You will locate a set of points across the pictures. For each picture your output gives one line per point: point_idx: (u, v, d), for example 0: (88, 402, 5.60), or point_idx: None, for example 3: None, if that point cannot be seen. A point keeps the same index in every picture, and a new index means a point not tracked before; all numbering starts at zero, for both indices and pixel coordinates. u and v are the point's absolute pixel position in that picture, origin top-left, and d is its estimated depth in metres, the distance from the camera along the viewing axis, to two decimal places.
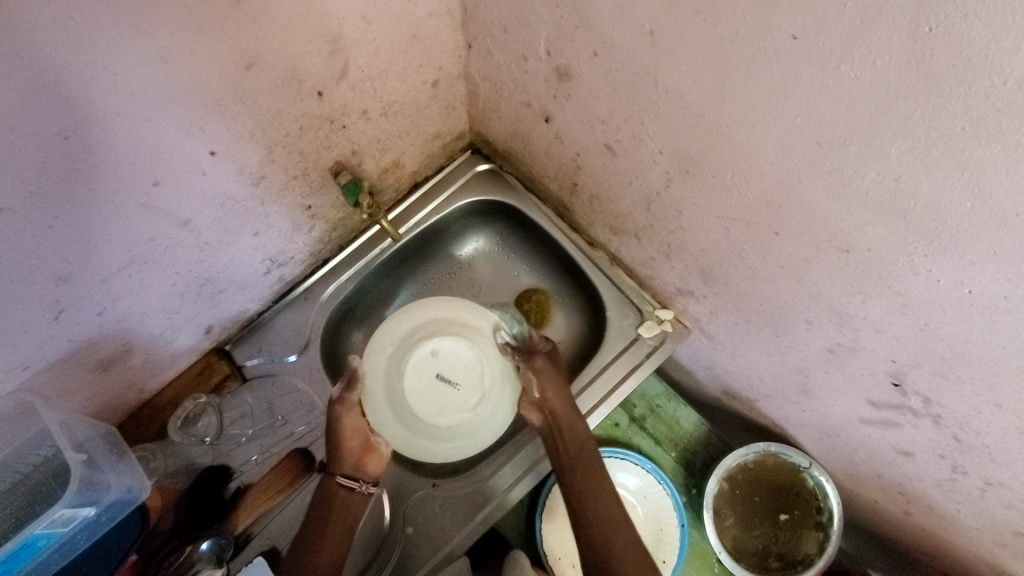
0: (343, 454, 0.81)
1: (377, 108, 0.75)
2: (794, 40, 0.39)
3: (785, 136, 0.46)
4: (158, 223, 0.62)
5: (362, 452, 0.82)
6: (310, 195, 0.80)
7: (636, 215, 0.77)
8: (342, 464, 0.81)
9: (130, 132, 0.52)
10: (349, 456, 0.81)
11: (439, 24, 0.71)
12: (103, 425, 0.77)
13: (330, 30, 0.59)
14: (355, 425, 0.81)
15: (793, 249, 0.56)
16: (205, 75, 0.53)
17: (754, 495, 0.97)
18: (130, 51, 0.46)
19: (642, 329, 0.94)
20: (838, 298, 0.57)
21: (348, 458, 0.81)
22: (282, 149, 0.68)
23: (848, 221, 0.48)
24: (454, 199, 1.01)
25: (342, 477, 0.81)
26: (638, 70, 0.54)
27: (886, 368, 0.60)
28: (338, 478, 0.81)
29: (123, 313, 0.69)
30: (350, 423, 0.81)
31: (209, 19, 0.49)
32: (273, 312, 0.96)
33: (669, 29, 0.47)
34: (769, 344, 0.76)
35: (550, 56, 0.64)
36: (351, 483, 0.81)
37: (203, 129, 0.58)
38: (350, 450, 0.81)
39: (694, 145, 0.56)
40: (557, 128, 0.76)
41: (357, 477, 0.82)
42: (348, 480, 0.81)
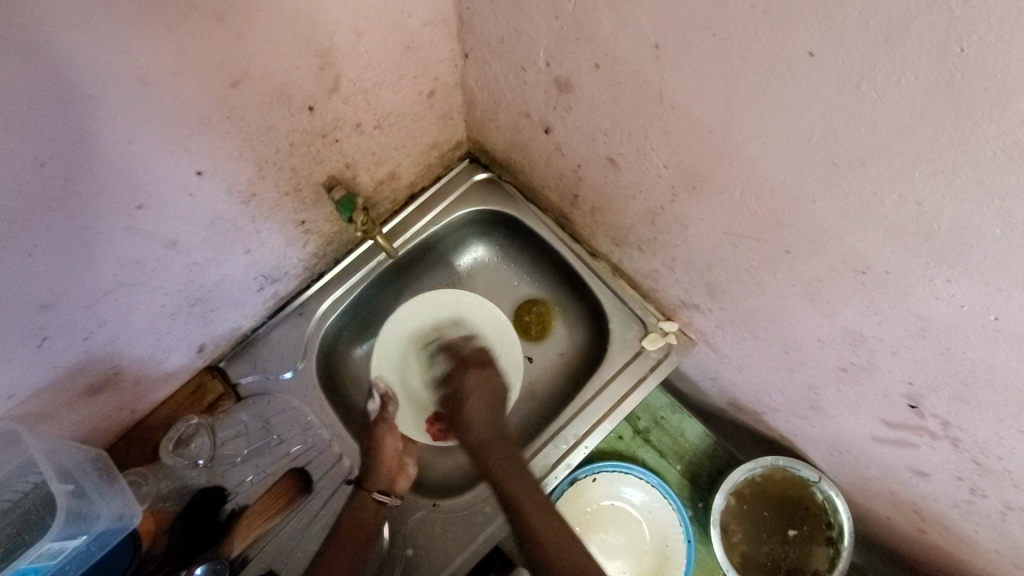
0: (379, 466, 0.86)
1: (371, 120, 0.72)
2: (811, 57, 0.37)
3: (799, 155, 0.44)
4: (144, 245, 0.60)
5: (396, 470, 0.87)
6: (304, 211, 0.77)
7: (639, 228, 0.75)
8: (376, 477, 0.85)
9: (112, 156, 0.49)
10: (385, 467, 0.86)
11: (434, 35, 0.68)
12: (94, 450, 0.77)
13: (320, 44, 0.57)
14: (395, 443, 0.89)
15: (806, 268, 0.54)
16: (189, 94, 0.50)
17: (763, 509, 0.95)
18: (106, 74, 0.43)
19: (646, 341, 0.92)
20: (853, 318, 0.55)
21: (382, 471, 0.86)
22: (273, 166, 0.66)
23: (865, 243, 0.46)
24: (452, 210, 0.99)
25: (377, 492, 0.84)
26: (643, 84, 0.52)
27: (902, 390, 0.58)
28: (372, 494, 0.84)
29: (111, 336, 0.67)
30: (389, 442, 0.89)
31: (191, 37, 0.46)
32: (267, 327, 0.93)
33: (676, 43, 0.45)
34: (778, 360, 0.74)
35: (550, 67, 0.62)
36: (383, 496, 0.84)
37: (189, 150, 0.55)
38: (386, 463, 0.87)
39: (702, 161, 0.54)
40: (557, 139, 0.73)
41: (390, 492, 0.85)
42: (383, 495, 0.84)
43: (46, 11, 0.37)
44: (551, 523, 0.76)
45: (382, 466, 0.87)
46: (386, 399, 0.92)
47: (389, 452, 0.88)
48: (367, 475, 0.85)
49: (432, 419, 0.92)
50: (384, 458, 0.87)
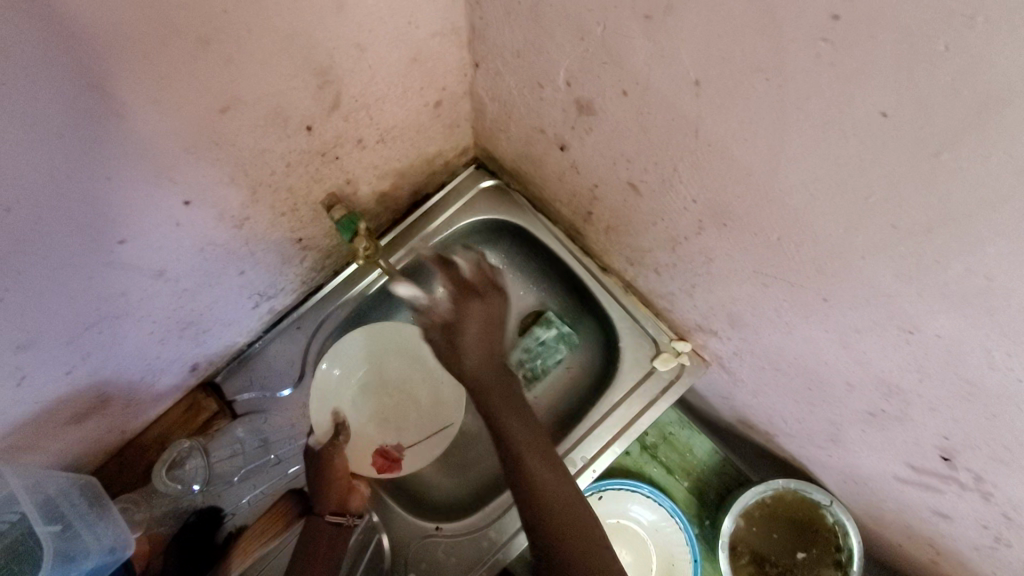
0: (329, 492, 0.83)
1: (373, 135, 0.67)
2: (885, 117, 0.32)
3: (853, 213, 0.40)
4: (128, 278, 0.55)
5: (346, 491, 0.84)
6: (301, 229, 0.73)
7: (658, 252, 0.71)
8: (328, 501, 0.82)
9: (88, 193, 0.44)
10: (336, 491, 0.83)
11: (444, 44, 0.63)
12: (82, 476, 0.74)
13: (319, 63, 0.51)
14: (343, 462, 0.84)
15: (844, 318, 0.50)
16: (172, 123, 0.45)
17: (772, 532, 0.93)
18: (76, 111, 0.39)
19: (658, 361, 0.88)
20: (891, 371, 0.51)
21: (332, 496, 0.82)
22: (268, 189, 0.61)
23: (917, 306, 0.42)
24: (458, 218, 0.94)
25: (331, 516, 0.82)
26: (677, 118, 0.47)
27: (936, 442, 0.55)
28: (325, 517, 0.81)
29: (97, 367, 0.63)
30: (339, 463, 0.84)
31: (173, 66, 0.41)
32: (263, 342, 0.89)
33: (720, 82, 0.40)
34: (799, 393, 0.71)
35: (570, 87, 0.57)
36: (339, 518, 0.82)
37: (175, 180, 0.50)
38: (336, 487, 0.83)
39: (736, 200, 0.50)
40: (573, 157, 0.68)
41: (344, 512, 0.83)
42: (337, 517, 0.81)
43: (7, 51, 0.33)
44: (560, 492, 0.67)
45: (331, 487, 0.83)
46: (336, 428, 0.87)
47: (339, 472, 0.84)
48: (318, 501, 0.82)
49: (380, 450, 0.89)
50: (333, 479, 0.83)
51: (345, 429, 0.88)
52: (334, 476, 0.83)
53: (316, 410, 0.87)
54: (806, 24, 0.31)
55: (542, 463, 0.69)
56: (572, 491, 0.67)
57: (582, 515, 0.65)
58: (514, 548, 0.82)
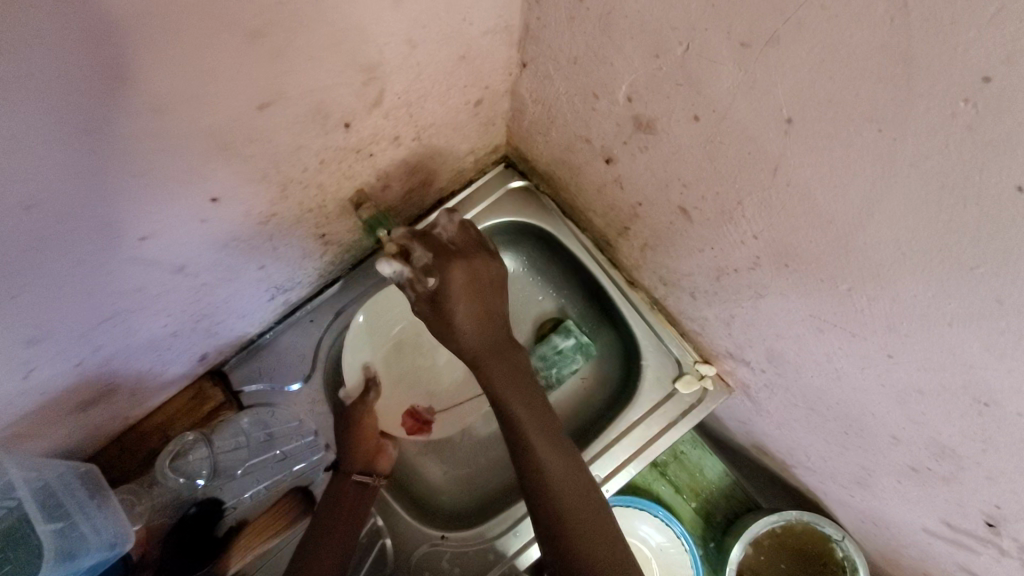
0: (357, 448, 0.81)
1: (411, 133, 0.63)
2: (1019, 191, 0.29)
3: (948, 279, 0.36)
4: (148, 274, 0.52)
5: (374, 451, 0.82)
6: (326, 225, 0.69)
7: (698, 277, 0.67)
8: (354, 459, 0.81)
9: (113, 188, 0.41)
10: (363, 449, 0.81)
11: (495, 43, 0.58)
12: (82, 464, 0.70)
13: (366, 59, 0.47)
14: (372, 422, 0.84)
15: (906, 376, 0.47)
16: (208, 119, 0.42)
17: (780, 561, 0.91)
18: (106, 106, 0.35)
19: (680, 384, 0.86)
20: (949, 435, 0.48)
21: (362, 453, 0.81)
22: (298, 185, 0.57)
23: (1000, 382, 0.39)
24: (483, 218, 0.90)
25: (357, 474, 0.79)
26: (754, 152, 0.43)
27: (982, 508, 0.52)
28: (352, 475, 0.79)
29: (107, 358, 0.59)
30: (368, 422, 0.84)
31: (213, 58, 0.37)
32: (275, 333, 0.86)
33: (817, 124, 0.37)
34: (831, 435, 0.68)
35: (630, 103, 0.53)
36: (365, 477, 0.79)
37: (205, 177, 0.47)
38: (363, 446, 0.82)
39: (806, 243, 0.46)
40: (618, 172, 0.65)
41: (371, 472, 0.80)
42: (364, 475, 0.79)
43: (36, 40, 0.29)
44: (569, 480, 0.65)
45: (359, 445, 0.82)
46: (367, 385, 0.87)
47: (368, 432, 0.84)
48: (346, 457, 0.80)
49: (409, 412, 0.90)
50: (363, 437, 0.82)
51: (379, 387, 0.87)
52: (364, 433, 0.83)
53: (352, 366, 0.86)
54: (948, 81, 0.28)
55: (552, 449, 0.67)
56: (576, 470, 0.66)
57: (594, 501, 0.65)
58: (529, 555, 0.80)
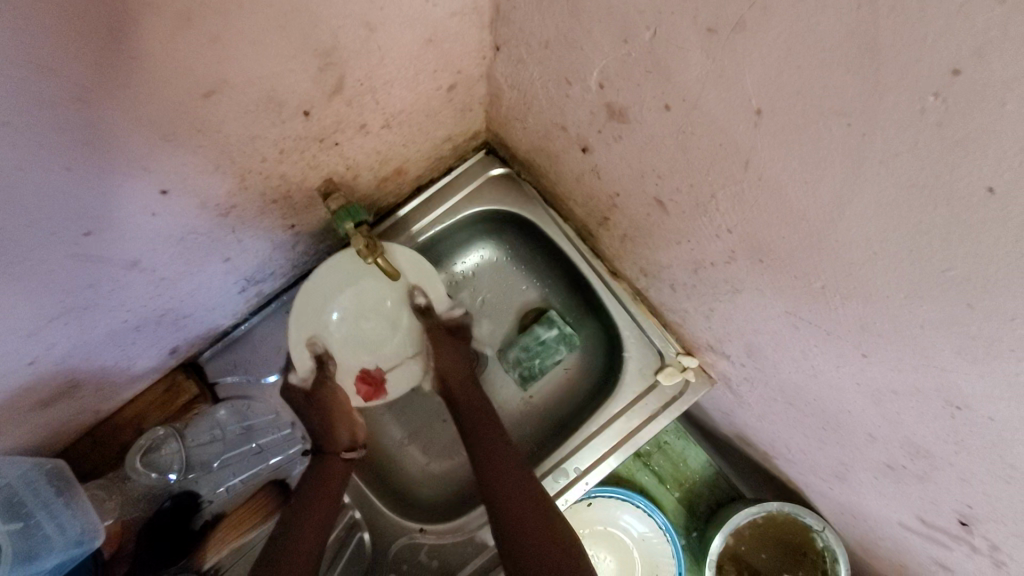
0: (337, 426, 0.76)
1: (378, 120, 0.61)
2: (990, 192, 0.27)
3: (919, 281, 0.35)
4: (99, 270, 0.50)
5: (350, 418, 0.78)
6: (293, 215, 0.67)
7: (677, 270, 0.66)
8: (336, 436, 0.76)
9: (45, 183, 0.39)
10: (343, 425, 0.76)
11: (464, 25, 0.56)
12: (50, 460, 0.68)
13: (321, 44, 0.45)
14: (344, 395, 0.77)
15: (881, 376, 0.45)
16: (147, 108, 0.39)
17: (761, 552, 0.91)
18: (26, 99, 0.33)
19: (662, 376, 0.84)
20: (923, 436, 0.46)
21: (343, 430, 0.76)
22: (257, 176, 0.55)
23: (973, 385, 0.37)
24: (462, 207, 0.88)
25: (345, 451, 0.75)
26: (725, 145, 0.41)
27: (955, 506, 0.51)
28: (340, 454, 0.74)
29: (63, 355, 0.57)
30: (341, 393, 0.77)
31: (146, 44, 0.35)
32: (250, 324, 0.85)
33: (786, 117, 0.35)
34: (810, 430, 0.67)
35: (602, 90, 0.50)
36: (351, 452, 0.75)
37: (150, 169, 0.45)
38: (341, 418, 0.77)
39: (778, 239, 0.44)
40: (595, 161, 0.62)
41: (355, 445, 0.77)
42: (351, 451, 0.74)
43: None
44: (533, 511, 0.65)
45: (335, 422, 0.76)
46: (321, 360, 0.77)
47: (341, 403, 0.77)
48: (327, 437, 0.75)
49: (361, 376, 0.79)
50: (340, 412, 0.76)
51: (332, 359, 0.78)
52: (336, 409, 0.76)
53: (296, 347, 0.74)
54: (917, 74, 0.26)
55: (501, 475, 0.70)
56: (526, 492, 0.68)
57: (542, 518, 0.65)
58: None
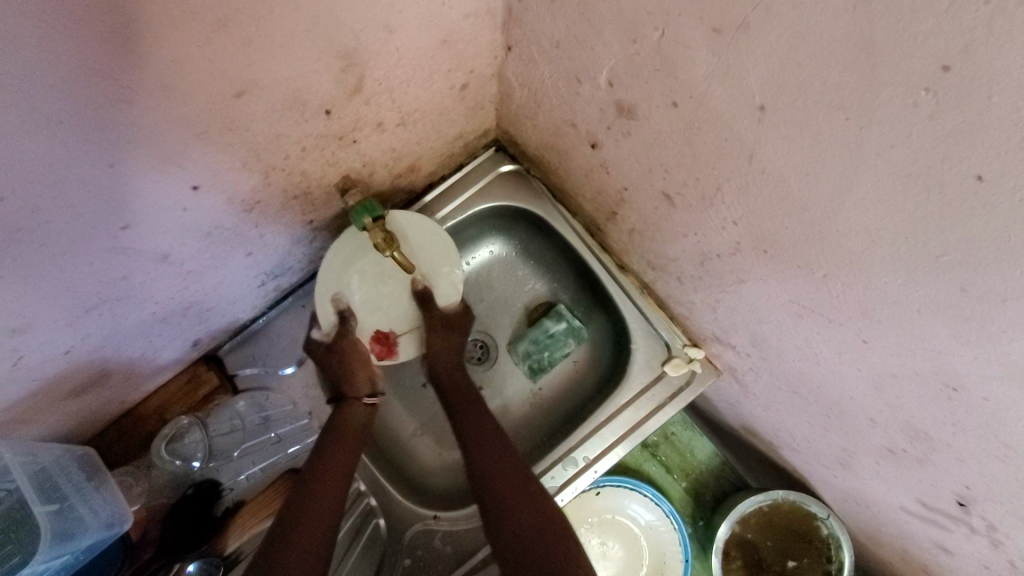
0: (357, 372, 0.76)
1: (394, 118, 0.63)
2: (979, 180, 0.29)
3: (915, 267, 0.37)
4: (132, 263, 0.53)
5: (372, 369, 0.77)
6: (312, 211, 0.69)
7: (684, 262, 0.68)
8: (358, 382, 0.76)
9: (89, 180, 0.41)
10: (364, 370, 0.76)
11: (477, 26, 0.58)
12: (81, 448, 0.71)
13: (343, 45, 0.47)
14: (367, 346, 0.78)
15: (881, 360, 0.47)
16: (182, 108, 0.42)
17: (765, 539, 0.93)
18: (75, 99, 0.35)
19: (669, 366, 0.86)
20: (921, 419, 0.48)
21: (363, 375, 0.76)
22: (281, 173, 0.57)
23: (967, 366, 0.39)
24: (473, 203, 0.90)
25: (365, 397, 0.75)
26: (730, 139, 0.43)
27: (954, 487, 0.52)
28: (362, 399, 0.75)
29: (96, 346, 0.60)
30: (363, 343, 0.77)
31: (186, 48, 0.38)
32: (268, 318, 0.87)
33: (789, 112, 0.37)
34: (814, 418, 0.68)
35: (612, 87, 0.52)
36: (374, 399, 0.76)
37: (183, 166, 0.47)
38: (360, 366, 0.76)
39: (782, 230, 0.46)
40: (604, 156, 0.64)
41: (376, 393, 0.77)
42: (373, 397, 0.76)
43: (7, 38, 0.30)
44: (518, 491, 0.66)
45: (356, 369, 0.76)
46: (343, 315, 0.77)
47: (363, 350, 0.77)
48: (348, 383, 0.75)
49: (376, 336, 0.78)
50: (360, 361, 0.76)
51: (354, 314, 0.78)
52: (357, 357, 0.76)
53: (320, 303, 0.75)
54: (910, 70, 0.28)
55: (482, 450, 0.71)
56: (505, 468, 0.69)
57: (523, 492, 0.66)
58: None
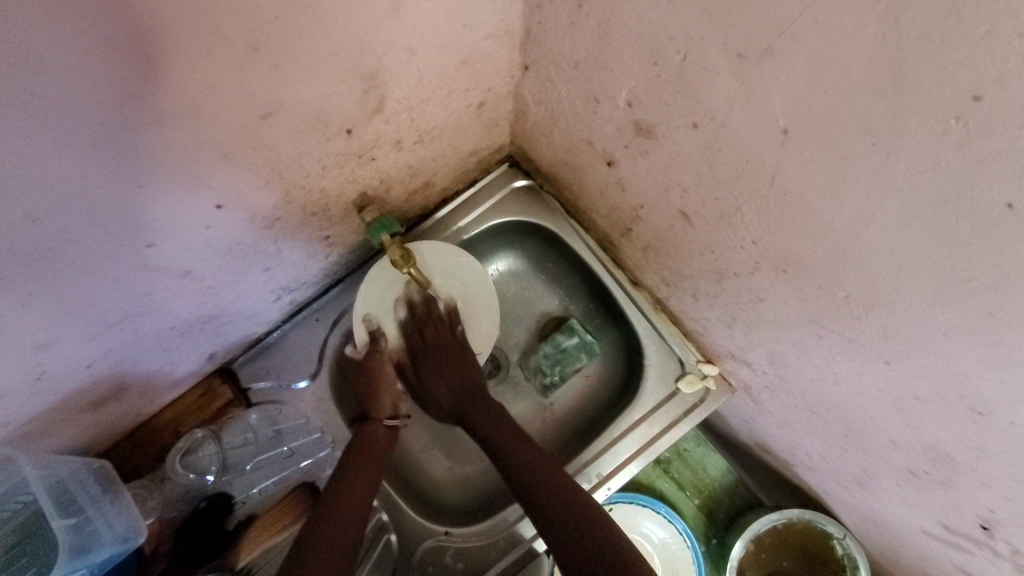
0: (381, 394, 0.77)
1: (412, 136, 0.64)
2: (1010, 208, 0.29)
3: (941, 291, 0.37)
4: (156, 279, 0.53)
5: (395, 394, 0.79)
6: (329, 227, 0.70)
7: (699, 280, 0.68)
8: (381, 407, 0.77)
9: (117, 201, 0.42)
10: (389, 396, 0.78)
11: (496, 47, 0.59)
12: (95, 461, 0.72)
13: (367, 68, 0.48)
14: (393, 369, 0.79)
15: (903, 383, 0.47)
16: (210, 131, 0.43)
17: (783, 558, 0.91)
18: (108, 123, 0.36)
19: (683, 383, 0.85)
20: (945, 441, 0.48)
21: (387, 400, 0.78)
22: (301, 190, 0.58)
23: (994, 391, 0.39)
24: (486, 218, 0.91)
25: (389, 420, 0.77)
26: (751, 161, 0.44)
27: (978, 511, 0.51)
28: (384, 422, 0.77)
29: (115, 360, 0.61)
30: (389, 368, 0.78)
31: (218, 71, 0.38)
32: (282, 332, 0.88)
33: (812, 136, 0.37)
34: (832, 438, 0.68)
35: (630, 107, 0.53)
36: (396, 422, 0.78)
37: (208, 185, 0.48)
38: (384, 391, 0.78)
39: (803, 251, 0.46)
40: (620, 174, 0.65)
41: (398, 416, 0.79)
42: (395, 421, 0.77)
43: (46, 64, 0.30)
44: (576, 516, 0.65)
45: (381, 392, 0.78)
46: (374, 336, 0.76)
47: (387, 376, 0.78)
48: (373, 405, 0.78)
49: (402, 367, 0.80)
50: (386, 384, 0.78)
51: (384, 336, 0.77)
52: (383, 379, 0.78)
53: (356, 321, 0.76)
54: (940, 98, 0.28)
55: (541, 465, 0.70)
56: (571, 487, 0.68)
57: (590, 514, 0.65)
58: (541, 543, 0.82)
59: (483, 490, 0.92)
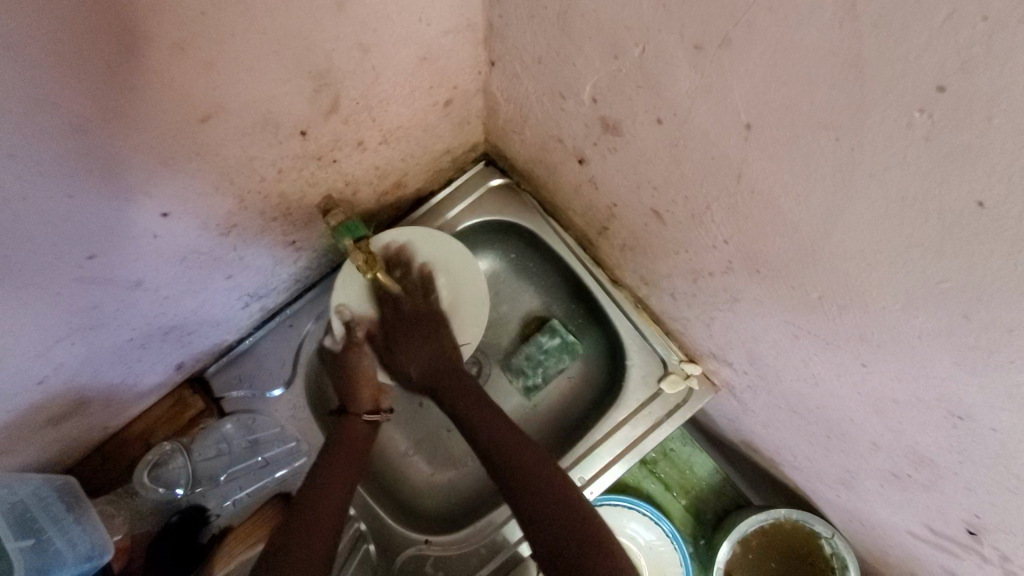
0: (361, 389, 0.73)
1: (376, 137, 0.62)
2: (980, 207, 0.27)
3: (913, 293, 0.35)
4: (104, 292, 0.51)
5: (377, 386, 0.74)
6: (294, 232, 0.68)
7: (676, 279, 0.66)
8: (360, 400, 0.73)
9: (48, 212, 0.40)
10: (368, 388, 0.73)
11: (457, 42, 0.56)
12: (59, 478, 0.70)
13: (315, 66, 0.46)
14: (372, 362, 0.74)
15: (881, 385, 0.45)
16: (145, 136, 0.40)
17: (771, 559, 0.90)
18: (26, 132, 0.34)
19: (666, 383, 0.83)
20: (927, 446, 0.46)
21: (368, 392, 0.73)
22: (256, 195, 0.56)
23: (973, 395, 0.37)
24: (463, 218, 0.88)
25: (367, 415, 0.72)
26: (717, 158, 0.42)
27: (964, 516, 0.50)
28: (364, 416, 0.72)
29: (70, 375, 0.58)
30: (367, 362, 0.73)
31: (146, 72, 0.36)
32: (254, 338, 0.86)
33: (774, 132, 0.35)
34: (816, 439, 0.66)
35: (596, 103, 0.51)
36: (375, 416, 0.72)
37: (151, 192, 0.45)
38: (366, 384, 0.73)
39: (774, 250, 0.44)
40: (592, 172, 0.63)
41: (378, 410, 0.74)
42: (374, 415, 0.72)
43: None
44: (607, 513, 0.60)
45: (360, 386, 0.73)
46: (349, 327, 0.72)
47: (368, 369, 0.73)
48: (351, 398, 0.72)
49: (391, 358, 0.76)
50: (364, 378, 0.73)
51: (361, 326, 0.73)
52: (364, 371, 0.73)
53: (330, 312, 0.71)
54: (902, 90, 0.26)
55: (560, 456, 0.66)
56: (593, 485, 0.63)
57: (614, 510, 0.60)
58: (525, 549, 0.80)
59: (465, 496, 0.90)
